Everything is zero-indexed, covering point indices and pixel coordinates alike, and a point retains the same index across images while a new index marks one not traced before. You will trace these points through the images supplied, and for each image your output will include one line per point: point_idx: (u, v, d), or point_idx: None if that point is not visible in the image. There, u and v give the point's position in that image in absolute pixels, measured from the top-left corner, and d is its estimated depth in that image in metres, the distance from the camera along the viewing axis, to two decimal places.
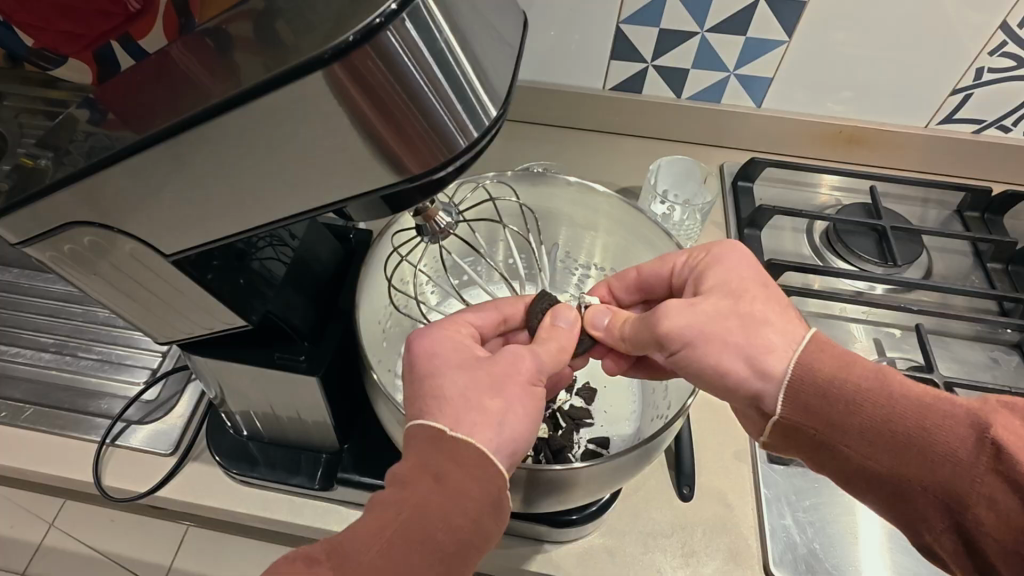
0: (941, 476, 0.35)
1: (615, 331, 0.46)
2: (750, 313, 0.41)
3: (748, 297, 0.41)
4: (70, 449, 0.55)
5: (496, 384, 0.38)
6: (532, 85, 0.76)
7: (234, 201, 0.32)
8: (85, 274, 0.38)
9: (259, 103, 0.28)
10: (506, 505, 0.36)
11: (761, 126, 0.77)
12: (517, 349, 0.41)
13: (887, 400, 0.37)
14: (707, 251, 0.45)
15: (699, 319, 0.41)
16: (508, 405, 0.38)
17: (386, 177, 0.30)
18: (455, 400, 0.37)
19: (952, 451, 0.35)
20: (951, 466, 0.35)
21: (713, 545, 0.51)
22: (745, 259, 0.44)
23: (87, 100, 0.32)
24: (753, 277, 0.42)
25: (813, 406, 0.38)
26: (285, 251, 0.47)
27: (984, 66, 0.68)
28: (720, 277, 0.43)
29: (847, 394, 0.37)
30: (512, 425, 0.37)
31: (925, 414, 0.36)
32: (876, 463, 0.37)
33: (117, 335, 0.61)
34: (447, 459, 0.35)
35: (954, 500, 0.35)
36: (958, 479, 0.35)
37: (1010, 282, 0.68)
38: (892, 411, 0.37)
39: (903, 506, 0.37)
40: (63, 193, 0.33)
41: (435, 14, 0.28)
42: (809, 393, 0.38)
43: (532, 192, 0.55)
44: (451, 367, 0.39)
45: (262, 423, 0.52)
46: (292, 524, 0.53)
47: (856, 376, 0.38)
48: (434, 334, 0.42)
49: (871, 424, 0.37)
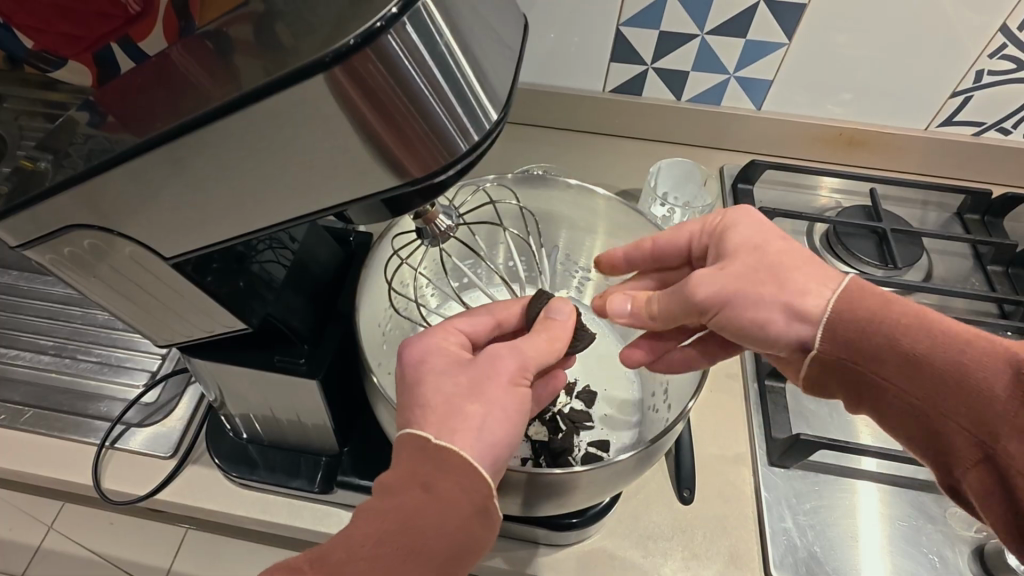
0: (971, 408, 0.35)
1: (643, 310, 0.45)
2: (784, 270, 0.41)
3: (779, 253, 0.42)
4: (69, 451, 0.55)
5: (474, 389, 0.38)
6: (531, 88, 0.77)
7: (233, 204, 0.32)
8: (85, 277, 0.38)
9: (259, 107, 0.28)
10: (494, 512, 0.36)
11: (761, 128, 0.77)
12: (497, 348, 0.40)
13: (923, 332, 0.37)
14: (723, 215, 0.45)
15: (729, 281, 0.42)
16: (488, 410, 0.37)
17: (387, 180, 0.30)
18: (435, 408, 0.38)
19: (985, 384, 0.35)
20: (983, 399, 0.35)
21: (714, 548, 0.51)
22: (762, 219, 0.44)
23: (87, 102, 0.32)
24: (773, 233, 0.43)
25: (849, 338, 0.38)
26: (285, 254, 0.47)
27: (984, 69, 0.68)
28: (744, 236, 0.43)
29: (881, 326, 0.37)
30: (494, 428, 0.37)
31: (960, 348, 0.36)
32: (911, 395, 0.37)
33: (117, 338, 0.61)
34: (434, 468, 0.36)
35: (984, 434, 0.35)
36: (991, 412, 0.34)
37: (1010, 285, 0.68)
38: (927, 343, 0.36)
39: (936, 441, 0.37)
40: (64, 195, 0.33)
41: (435, 16, 0.28)
42: (844, 326, 0.38)
43: (532, 195, 0.55)
44: (436, 371, 0.39)
45: (261, 426, 0.52)
46: (291, 527, 0.53)
47: (893, 310, 0.38)
48: (424, 342, 0.41)
49: (905, 355, 0.37)
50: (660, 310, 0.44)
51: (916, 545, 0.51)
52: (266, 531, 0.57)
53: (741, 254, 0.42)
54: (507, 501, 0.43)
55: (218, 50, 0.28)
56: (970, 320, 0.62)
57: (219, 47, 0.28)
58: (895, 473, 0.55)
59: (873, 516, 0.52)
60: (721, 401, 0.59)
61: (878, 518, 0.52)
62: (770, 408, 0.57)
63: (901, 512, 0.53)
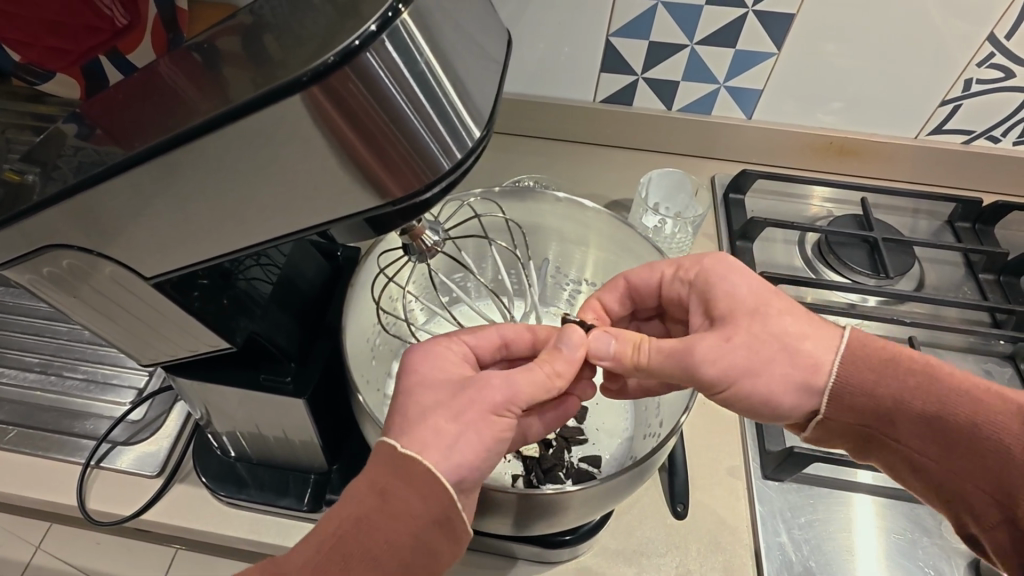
0: (987, 466, 0.38)
1: (627, 359, 0.43)
2: (784, 333, 0.42)
3: (772, 313, 0.42)
4: (56, 472, 0.54)
5: (456, 407, 0.37)
6: (524, 99, 0.76)
7: (215, 222, 0.32)
8: (65, 296, 0.37)
9: (241, 124, 0.27)
10: (455, 522, 0.36)
11: (753, 138, 0.77)
12: (489, 375, 0.39)
13: (935, 394, 0.39)
14: (701, 263, 0.46)
15: (742, 352, 0.41)
16: (461, 431, 0.37)
17: (370, 201, 0.30)
18: (414, 417, 0.37)
19: (1003, 447, 0.38)
20: (1001, 460, 0.38)
21: (708, 562, 0.50)
22: (742, 271, 0.44)
23: (75, 114, 0.31)
24: (762, 288, 0.44)
25: (859, 404, 0.41)
26: (272, 271, 0.46)
27: (972, 78, 0.68)
28: (737, 296, 0.43)
29: (894, 391, 0.40)
30: (465, 449, 0.36)
31: (974, 410, 0.39)
32: (926, 454, 0.40)
33: (103, 354, 0.60)
34: (388, 474, 0.35)
35: (1009, 498, 0.38)
36: (1009, 474, 0.38)
37: (1003, 294, 0.68)
38: (940, 403, 0.39)
39: (948, 493, 0.41)
40: (45, 211, 0.32)
41: (415, 34, 0.27)
42: (853, 392, 0.41)
43: (521, 208, 0.55)
44: (440, 388, 0.39)
45: (248, 443, 0.51)
46: (279, 546, 0.52)
47: (902, 370, 0.40)
48: (427, 347, 0.41)
49: (920, 419, 0.39)
50: (652, 361, 0.42)
51: (911, 559, 0.50)
52: (256, 550, 0.56)
53: (745, 326, 0.42)
54: (497, 521, 0.42)
55: (208, 66, 0.28)
56: (964, 329, 0.61)
57: (208, 62, 0.28)
58: (889, 484, 0.54)
59: (868, 531, 0.52)
60: (715, 415, 0.59)
61: (872, 531, 0.52)
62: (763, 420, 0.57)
63: (896, 525, 0.52)
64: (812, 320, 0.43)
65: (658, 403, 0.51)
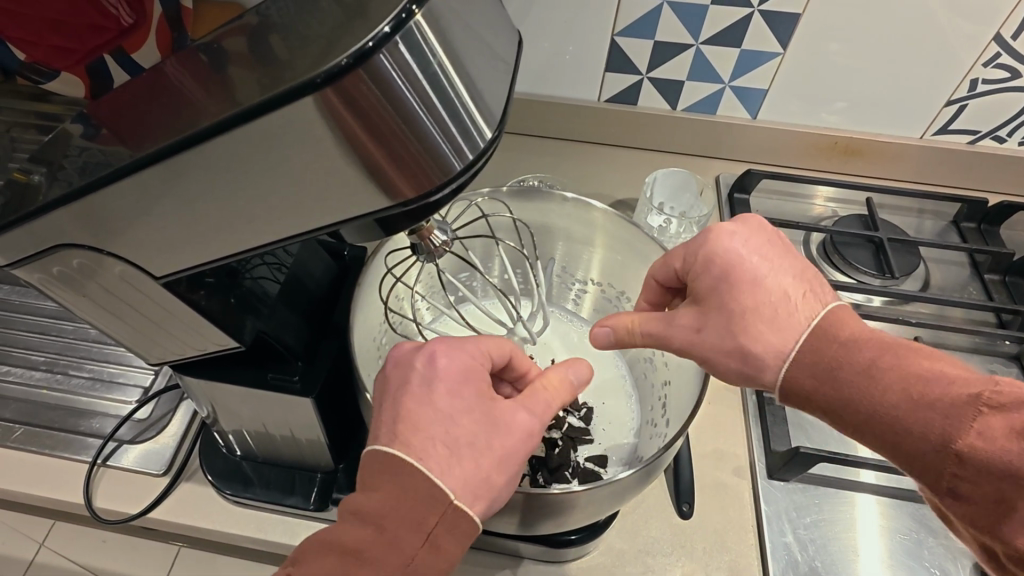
0: (907, 463, 0.36)
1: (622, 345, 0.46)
2: (740, 334, 0.41)
3: (737, 311, 0.41)
4: (63, 471, 0.54)
5: (504, 458, 0.38)
6: (529, 98, 0.76)
7: (223, 222, 0.32)
8: (74, 295, 0.38)
9: (252, 125, 0.27)
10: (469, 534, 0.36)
11: (757, 138, 0.77)
12: (534, 426, 0.39)
13: (862, 392, 0.37)
14: (701, 249, 0.43)
15: (699, 346, 0.42)
16: (508, 485, 0.38)
17: (381, 201, 0.30)
18: (449, 446, 0.37)
19: (920, 448, 0.35)
20: (919, 460, 0.36)
21: (714, 562, 0.50)
22: (735, 261, 0.42)
23: (82, 115, 0.32)
24: (743, 281, 0.41)
25: (797, 394, 0.40)
26: (279, 270, 0.46)
27: (978, 78, 0.68)
28: (711, 287, 0.42)
29: (826, 386, 0.38)
30: (503, 500, 0.38)
31: (898, 410, 0.36)
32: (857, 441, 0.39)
33: (109, 352, 0.60)
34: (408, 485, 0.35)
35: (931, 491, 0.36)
36: (925, 473, 0.36)
37: (1008, 294, 0.68)
38: (863, 401, 0.37)
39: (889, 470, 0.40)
40: (54, 212, 0.32)
41: (429, 36, 0.27)
42: (794, 384, 0.39)
43: (527, 207, 0.55)
44: (474, 420, 0.38)
45: (254, 442, 0.51)
46: (285, 545, 0.52)
47: (837, 367, 0.38)
48: (454, 361, 0.40)
49: (847, 415, 0.38)
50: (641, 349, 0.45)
51: (917, 559, 0.51)
52: (262, 549, 0.56)
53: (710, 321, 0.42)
54: (503, 520, 0.42)
55: (215, 67, 0.29)
56: (969, 329, 0.61)
57: (215, 63, 0.29)
58: (894, 484, 0.54)
59: (873, 531, 0.52)
60: (720, 415, 0.59)
61: (878, 531, 0.52)
62: (769, 420, 0.57)
63: (902, 526, 0.52)
64: (791, 306, 0.40)
65: (665, 403, 0.51)
